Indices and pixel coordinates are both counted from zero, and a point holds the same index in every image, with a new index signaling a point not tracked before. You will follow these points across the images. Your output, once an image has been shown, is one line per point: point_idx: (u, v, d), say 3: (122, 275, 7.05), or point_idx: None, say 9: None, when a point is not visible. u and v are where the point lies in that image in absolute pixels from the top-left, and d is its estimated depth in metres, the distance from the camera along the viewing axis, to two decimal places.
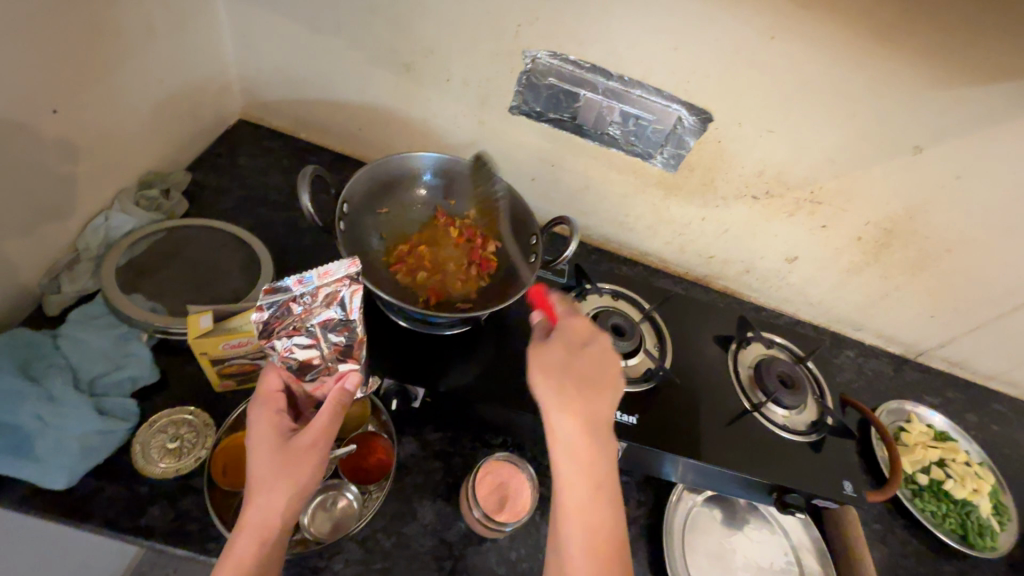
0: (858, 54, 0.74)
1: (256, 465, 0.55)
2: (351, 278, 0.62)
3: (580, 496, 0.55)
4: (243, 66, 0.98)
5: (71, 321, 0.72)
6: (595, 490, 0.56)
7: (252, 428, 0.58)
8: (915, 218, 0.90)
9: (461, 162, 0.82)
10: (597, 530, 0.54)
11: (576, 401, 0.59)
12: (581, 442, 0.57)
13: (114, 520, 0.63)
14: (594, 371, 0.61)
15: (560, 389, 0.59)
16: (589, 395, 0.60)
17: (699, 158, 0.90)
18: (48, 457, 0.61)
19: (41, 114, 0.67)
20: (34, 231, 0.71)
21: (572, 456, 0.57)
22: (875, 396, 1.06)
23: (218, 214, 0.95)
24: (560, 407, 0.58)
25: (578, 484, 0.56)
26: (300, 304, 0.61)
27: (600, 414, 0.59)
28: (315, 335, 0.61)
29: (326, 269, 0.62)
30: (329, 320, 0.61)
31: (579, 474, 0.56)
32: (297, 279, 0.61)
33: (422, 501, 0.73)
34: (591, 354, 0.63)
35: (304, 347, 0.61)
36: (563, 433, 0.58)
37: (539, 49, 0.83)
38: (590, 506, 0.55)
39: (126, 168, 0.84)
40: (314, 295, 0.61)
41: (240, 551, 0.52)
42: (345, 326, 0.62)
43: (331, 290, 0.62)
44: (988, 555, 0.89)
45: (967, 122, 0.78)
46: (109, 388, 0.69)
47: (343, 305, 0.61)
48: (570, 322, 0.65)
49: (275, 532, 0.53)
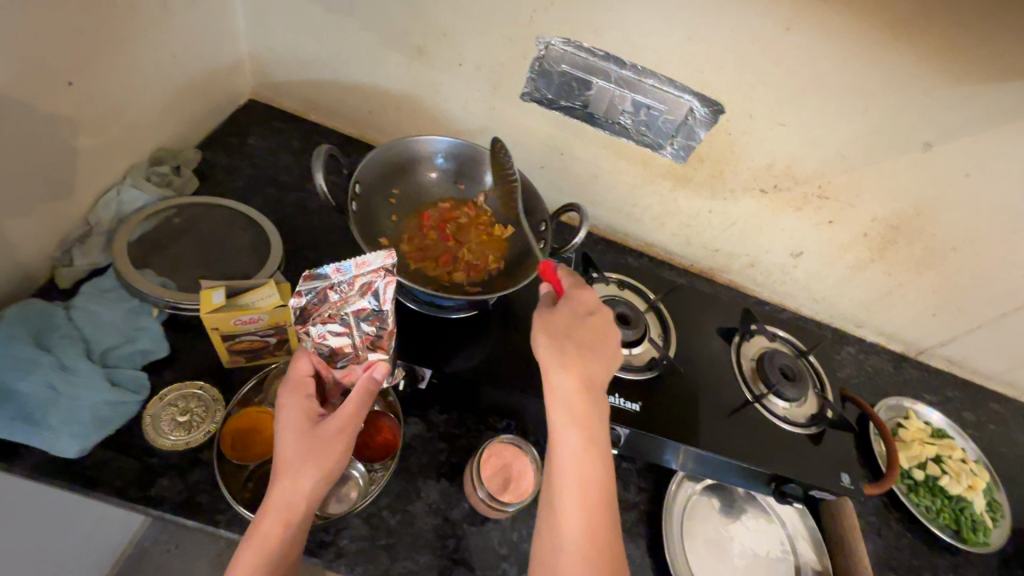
0: (874, 48, 0.74)
1: (284, 446, 0.57)
2: (386, 270, 0.62)
3: (574, 451, 0.57)
4: (255, 45, 0.98)
5: (83, 294, 0.73)
6: (590, 450, 0.57)
7: (281, 412, 0.59)
8: (922, 216, 0.91)
9: (473, 147, 0.83)
10: (591, 489, 0.56)
11: (574, 361, 0.60)
12: (580, 402, 0.58)
13: (125, 489, 0.64)
14: (593, 333, 0.63)
15: (560, 350, 0.60)
16: (591, 361, 0.61)
17: (709, 149, 0.90)
18: (60, 426, 0.62)
19: (55, 86, 0.67)
20: (44, 203, 0.71)
21: (570, 413, 0.58)
22: (874, 393, 1.07)
23: (227, 192, 0.95)
24: (561, 369, 0.60)
25: (575, 442, 0.57)
26: (336, 292, 0.62)
27: (598, 379, 0.61)
28: (348, 324, 0.63)
29: (363, 259, 0.62)
30: (362, 310, 0.62)
31: (574, 430, 0.57)
32: (335, 268, 0.62)
33: (427, 480, 0.74)
34: (595, 323, 0.64)
35: (337, 334, 0.63)
36: (563, 391, 0.59)
37: (553, 35, 0.83)
38: (587, 468, 0.56)
39: (138, 143, 0.84)
40: (350, 285, 0.62)
41: (266, 529, 0.54)
42: (377, 316, 0.63)
43: (366, 280, 0.62)
44: (981, 550, 0.90)
45: (979, 119, 0.78)
46: (121, 361, 0.70)
47: (376, 296, 0.62)
48: (577, 293, 0.66)
49: (299, 515, 0.55)
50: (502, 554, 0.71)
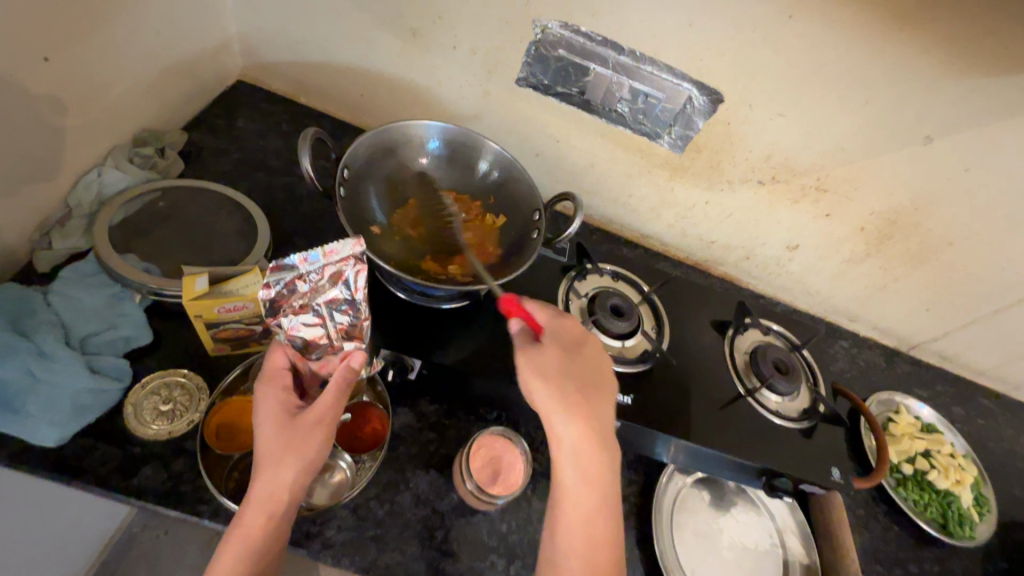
0: (878, 37, 0.72)
1: (262, 439, 0.55)
2: (356, 258, 0.61)
3: (579, 499, 0.56)
4: (243, 23, 0.95)
5: (62, 279, 0.70)
6: (602, 501, 0.57)
7: (258, 406, 0.58)
8: (919, 211, 0.90)
9: (463, 132, 0.80)
10: (601, 543, 0.55)
11: (582, 408, 0.58)
12: (591, 452, 0.57)
13: (107, 478, 0.62)
14: (593, 377, 0.62)
15: (563, 396, 0.59)
16: (595, 402, 0.60)
17: (708, 139, 0.88)
18: (39, 414, 0.61)
19: (33, 63, 0.64)
20: (22, 183, 0.69)
21: (580, 465, 0.57)
22: (866, 387, 1.07)
23: (213, 175, 0.92)
24: (567, 419, 0.58)
25: (587, 494, 0.56)
26: (306, 282, 0.60)
27: (607, 427, 0.60)
28: (321, 314, 0.61)
29: (331, 248, 0.61)
30: (335, 299, 0.61)
31: (584, 481, 0.57)
32: (303, 257, 0.60)
33: (415, 472, 0.73)
34: (588, 359, 0.63)
35: (310, 326, 0.61)
36: (569, 441, 0.58)
37: (550, 19, 0.80)
38: (593, 521, 0.56)
39: (121, 124, 0.82)
40: (320, 274, 0.60)
41: (248, 520, 0.53)
42: (351, 306, 0.61)
43: (335, 269, 0.61)
44: (966, 543, 0.91)
45: (980, 114, 0.77)
46: (101, 348, 0.68)
47: (347, 285, 0.60)
48: (560, 323, 0.66)
49: (281, 506, 0.54)
50: (490, 546, 0.71)
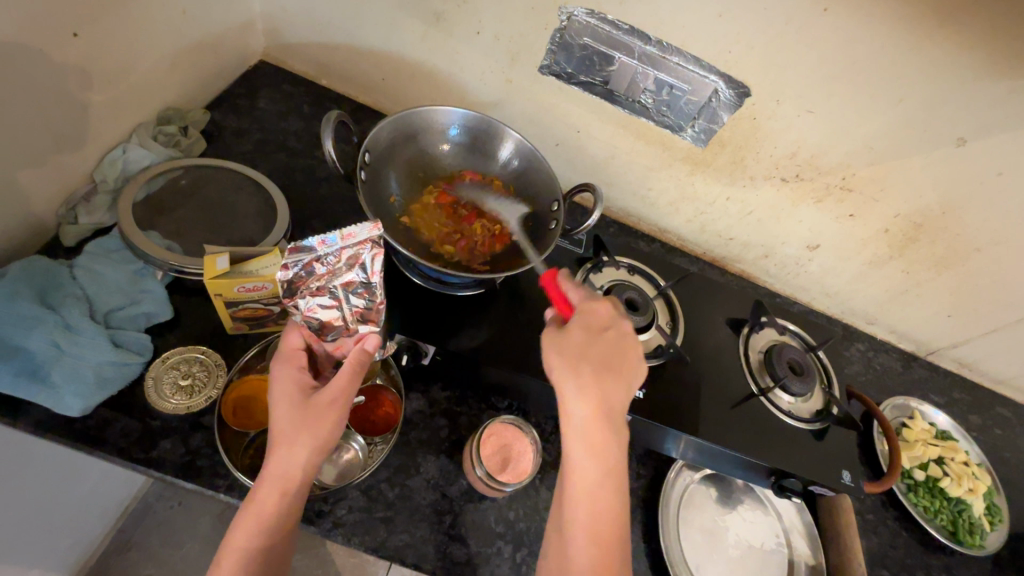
0: (915, 33, 0.70)
1: (276, 421, 0.56)
2: (373, 242, 0.61)
3: (584, 490, 0.56)
4: (267, 2, 0.94)
5: (87, 253, 0.72)
6: (607, 479, 0.56)
7: (273, 386, 0.59)
8: (948, 214, 0.88)
9: (483, 118, 0.80)
10: (603, 519, 0.55)
11: (593, 388, 0.58)
12: (598, 428, 0.57)
13: (127, 449, 0.64)
14: (614, 360, 0.60)
15: (577, 374, 0.59)
16: (610, 383, 0.59)
17: (732, 133, 0.86)
18: (64, 384, 0.62)
19: (62, 38, 0.65)
20: (50, 157, 0.70)
21: (586, 442, 0.57)
22: (881, 392, 1.05)
23: (234, 155, 0.93)
24: (578, 396, 0.58)
25: (591, 472, 0.56)
26: (323, 264, 0.61)
27: (619, 406, 0.59)
28: (337, 297, 0.62)
29: (350, 231, 0.60)
30: (350, 283, 0.61)
31: (589, 458, 0.56)
32: (320, 239, 0.60)
33: (426, 456, 0.74)
34: (612, 341, 0.62)
35: (326, 308, 0.62)
36: (579, 420, 0.58)
37: (577, 6, 0.79)
38: (596, 498, 0.56)
39: (145, 102, 0.82)
40: (337, 257, 0.61)
41: (262, 499, 0.54)
42: (366, 289, 0.62)
43: (353, 252, 0.61)
44: (975, 552, 0.90)
45: (1019, 116, 0.74)
46: (124, 322, 0.70)
47: (363, 269, 0.61)
48: (591, 307, 0.64)
49: (296, 483, 0.55)
50: (497, 532, 0.72)
